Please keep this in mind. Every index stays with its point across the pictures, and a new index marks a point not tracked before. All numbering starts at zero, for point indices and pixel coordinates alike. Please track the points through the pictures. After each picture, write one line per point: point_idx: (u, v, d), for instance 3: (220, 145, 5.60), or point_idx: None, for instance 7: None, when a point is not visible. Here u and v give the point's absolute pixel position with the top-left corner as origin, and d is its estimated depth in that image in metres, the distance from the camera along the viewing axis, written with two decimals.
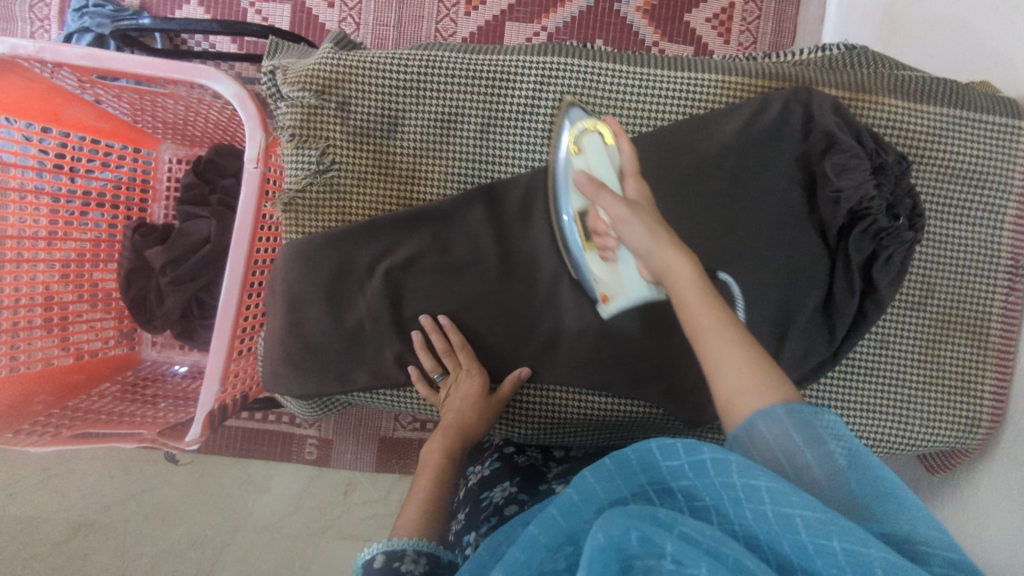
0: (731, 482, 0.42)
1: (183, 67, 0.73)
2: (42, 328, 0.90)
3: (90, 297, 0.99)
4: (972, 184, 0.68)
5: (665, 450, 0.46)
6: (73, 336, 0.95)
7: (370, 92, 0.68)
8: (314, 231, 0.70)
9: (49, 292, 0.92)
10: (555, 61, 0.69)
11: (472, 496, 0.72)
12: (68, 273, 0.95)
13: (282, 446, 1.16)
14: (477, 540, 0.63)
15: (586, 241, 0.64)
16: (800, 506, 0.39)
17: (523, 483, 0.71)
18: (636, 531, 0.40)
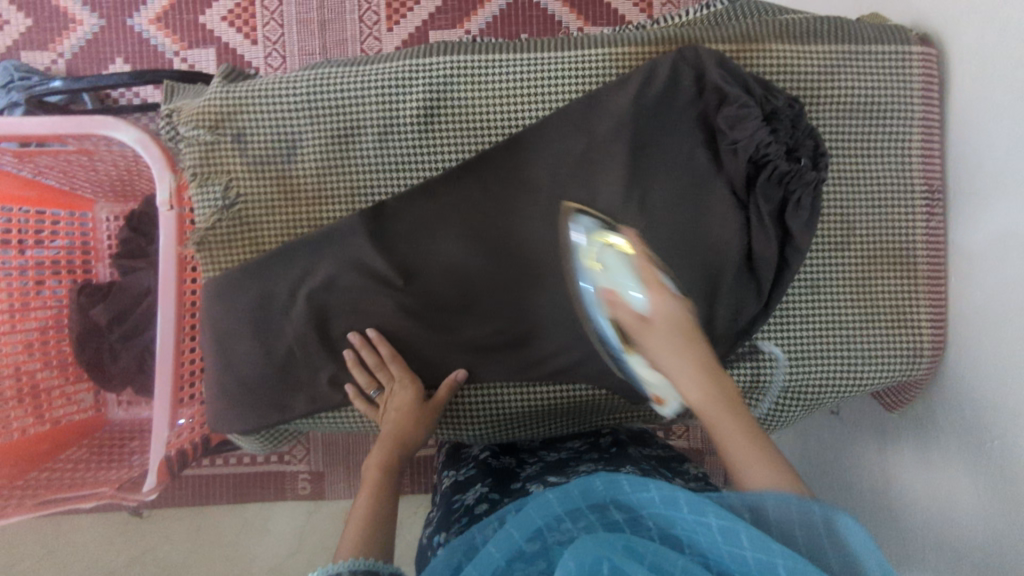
0: (705, 522, 0.45)
1: (82, 122, 0.73)
2: (16, 402, 0.92)
3: (60, 369, 0.99)
4: (872, 117, 0.69)
5: (636, 484, 0.49)
6: (51, 411, 0.97)
7: (263, 120, 0.69)
8: (230, 266, 0.71)
9: (17, 365, 0.93)
10: (441, 60, 0.69)
11: (445, 499, 0.72)
12: (31, 347, 0.95)
13: (274, 486, 1.16)
14: (447, 540, 0.63)
15: (626, 347, 0.65)
16: (779, 554, 0.42)
17: (497, 484, 0.70)
18: (608, 562, 0.44)
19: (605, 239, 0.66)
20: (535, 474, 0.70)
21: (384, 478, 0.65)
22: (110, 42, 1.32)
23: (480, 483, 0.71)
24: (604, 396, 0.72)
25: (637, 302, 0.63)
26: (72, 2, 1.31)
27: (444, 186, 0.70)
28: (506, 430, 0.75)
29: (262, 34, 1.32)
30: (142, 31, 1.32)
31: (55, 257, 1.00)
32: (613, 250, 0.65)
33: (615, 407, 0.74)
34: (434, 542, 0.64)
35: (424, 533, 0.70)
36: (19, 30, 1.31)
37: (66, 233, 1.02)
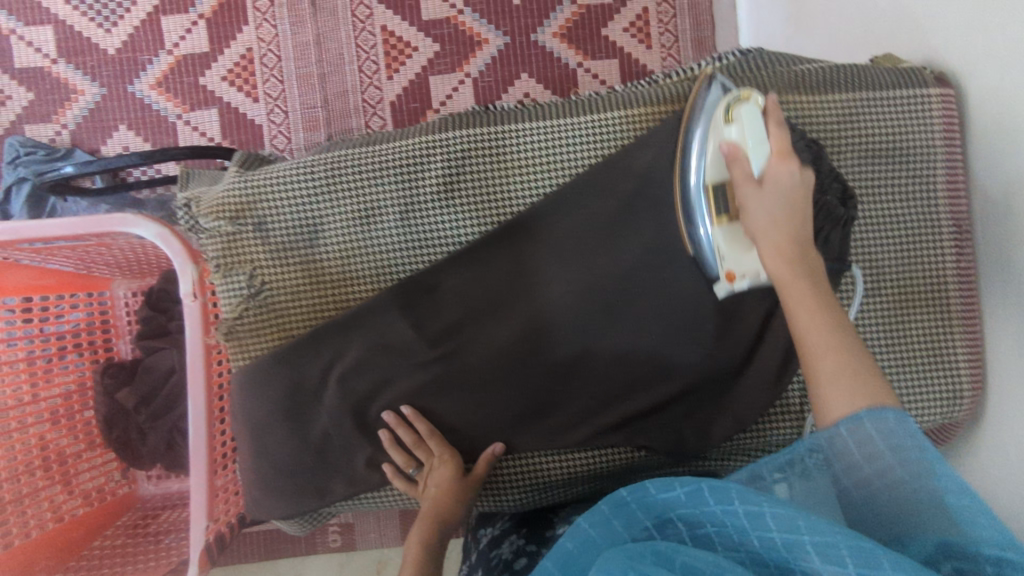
0: (733, 508, 0.44)
1: (100, 220, 0.73)
2: (44, 477, 0.91)
3: (85, 437, 0.99)
4: (891, 161, 0.69)
5: (661, 485, 0.49)
6: (76, 475, 0.96)
7: (284, 207, 0.69)
8: (259, 353, 0.70)
9: (44, 441, 0.93)
10: (458, 133, 0.69)
11: (482, 555, 0.71)
12: (58, 419, 0.95)
13: (305, 542, 1.16)
14: None
15: (716, 213, 0.60)
16: (807, 531, 0.41)
17: (530, 534, 0.72)
18: (632, 571, 0.41)
19: (745, 93, 0.59)
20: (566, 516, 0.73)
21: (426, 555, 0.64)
22: (113, 110, 1.32)
23: (514, 534, 0.72)
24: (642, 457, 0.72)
25: (755, 166, 0.57)
26: (72, 73, 1.31)
27: (469, 258, 0.70)
28: (545, 498, 0.74)
29: (263, 91, 1.33)
30: (143, 97, 1.32)
31: (74, 335, 0.99)
32: (748, 106, 0.58)
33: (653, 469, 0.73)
34: None
35: None
36: (22, 105, 1.31)
37: (85, 313, 1.02)
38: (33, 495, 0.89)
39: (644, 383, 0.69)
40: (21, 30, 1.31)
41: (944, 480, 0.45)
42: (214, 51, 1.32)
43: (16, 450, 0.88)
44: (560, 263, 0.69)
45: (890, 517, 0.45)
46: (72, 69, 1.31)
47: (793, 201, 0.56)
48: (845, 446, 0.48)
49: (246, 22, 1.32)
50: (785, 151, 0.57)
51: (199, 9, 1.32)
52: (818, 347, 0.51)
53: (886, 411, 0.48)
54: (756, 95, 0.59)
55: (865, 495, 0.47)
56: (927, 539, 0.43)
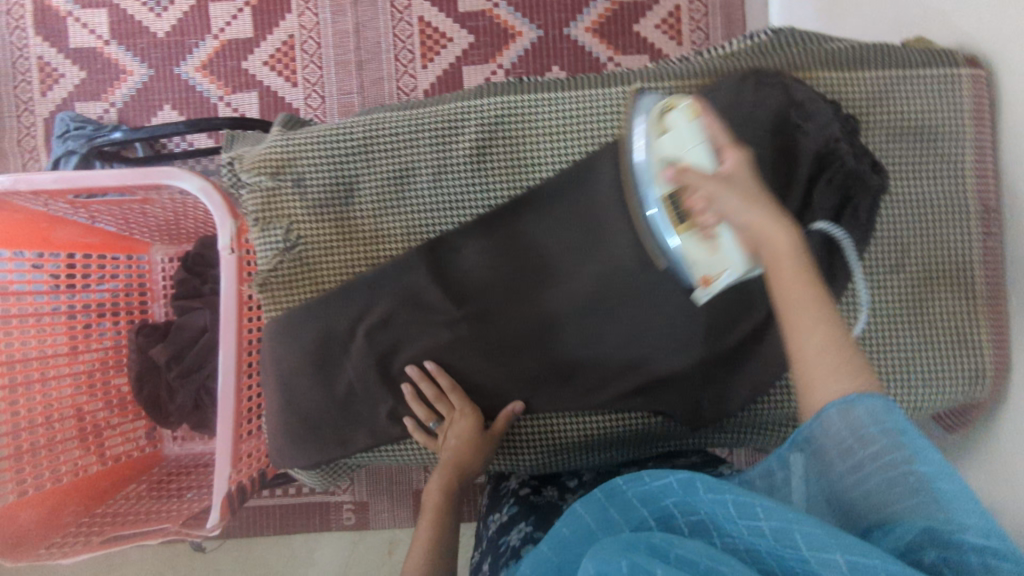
0: (723, 499, 0.45)
1: (149, 173, 0.77)
2: (78, 442, 0.95)
3: (119, 407, 1.03)
4: (923, 139, 0.69)
5: (654, 475, 0.51)
6: (108, 447, 1.00)
7: (322, 166, 0.71)
8: (291, 305, 0.72)
9: (77, 406, 0.97)
10: (492, 100, 0.71)
11: (491, 543, 0.72)
12: (94, 386, 1.00)
13: (320, 517, 1.17)
14: None
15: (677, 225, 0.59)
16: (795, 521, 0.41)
17: (538, 521, 0.72)
18: (627, 559, 0.41)
19: (669, 102, 0.60)
20: None
21: (443, 509, 0.66)
22: (159, 90, 1.38)
23: (523, 522, 0.72)
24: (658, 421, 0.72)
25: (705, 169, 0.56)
26: (123, 54, 1.38)
27: (497, 220, 0.71)
28: (559, 460, 0.75)
29: (302, 77, 1.37)
30: (188, 78, 1.38)
31: (112, 300, 1.04)
32: (676, 112, 0.59)
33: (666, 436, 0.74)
34: None
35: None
36: (74, 82, 1.38)
37: (123, 275, 1.06)
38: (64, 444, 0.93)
39: (661, 350, 0.70)
40: (78, 12, 1.38)
41: (945, 482, 0.44)
42: (258, 37, 1.38)
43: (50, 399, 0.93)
44: (584, 232, 0.71)
45: (880, 500, 0.45)
46: (123, 50, 1.38)
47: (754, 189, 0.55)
48: (836, 429, 0.48)
49: (289, 10, 1.37)
50: (728, 142, 0.57)
51: None
52: (801, 321, 0.52)
53: (885, 400, 0.47)
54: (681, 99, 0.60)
55: (855, 479, 0.47)
56: (913, 524, 0.43)
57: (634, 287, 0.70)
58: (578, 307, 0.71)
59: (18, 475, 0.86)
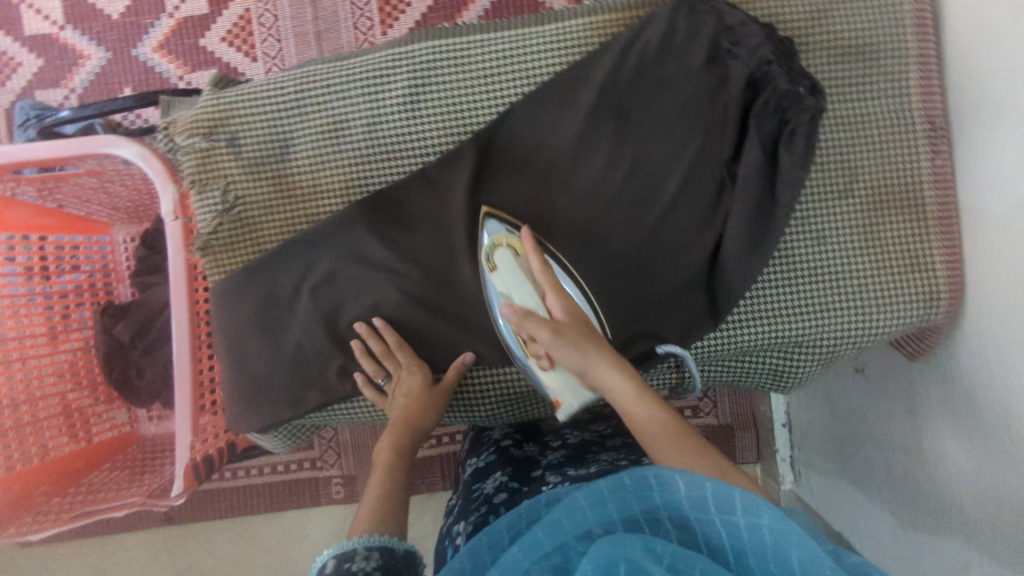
0: (732, 520, 0.43)
1: (85, 143, 0.76)
2: (50, 420, 0.95)
3: (93, 391, 1.02)
4: (862, 60, 0.68)
5: (664, 478, 0.45)
6: (95, 432, 1.02)
7: (255, 122, 0.70)
8: (235, 267, 0.71)
9: (46, 384, 0.96)
10: (422, 46, 0.69)
11: (466, 486, 0.73)
12: (63, 371, 0.99)
13: (309, 493, 1.17)
14: (465, 531, 0.64)
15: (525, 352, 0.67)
16: (796, 548, 0.40)
17: (516, 472, 0.71)
18: (628, 562, 0.42)
19: (497, 238, 0.67)
20: (556, 462, 0.71)
21: (396, 457, 0.65)
22: (118, 73, 1.36)
23: (500, 472, 0.71)
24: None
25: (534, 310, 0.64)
26: (79, 39, 1.35)
27: (437, 168, 0.70)
28: (520, 410, 0.75)
29: (261, 51, 1.35)
30: (147, 60, 1.35)
31: (76, 289, 1.03)
32: (505, 251, 0.67)
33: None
34: (453, 531, 0.66)
35: (445, 522, 0.72)
36: (32, 71, 1.36)
37: (85, 256, 1.05)
38: (35, 425, 0.93)
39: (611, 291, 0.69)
40: None
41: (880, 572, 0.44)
42: (213, 12, 1.35)
43: (17, 381, 0.92)
44: (528, 174, 0.70)
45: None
46: (79, 34, 1.35)
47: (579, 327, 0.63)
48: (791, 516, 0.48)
49: None
50: (551, 283, 0.65)
51: None
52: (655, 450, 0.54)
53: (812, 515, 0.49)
54: (508, 238, 0.67)
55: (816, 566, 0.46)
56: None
57: (582, 228, 0.69)
58: None
59: None
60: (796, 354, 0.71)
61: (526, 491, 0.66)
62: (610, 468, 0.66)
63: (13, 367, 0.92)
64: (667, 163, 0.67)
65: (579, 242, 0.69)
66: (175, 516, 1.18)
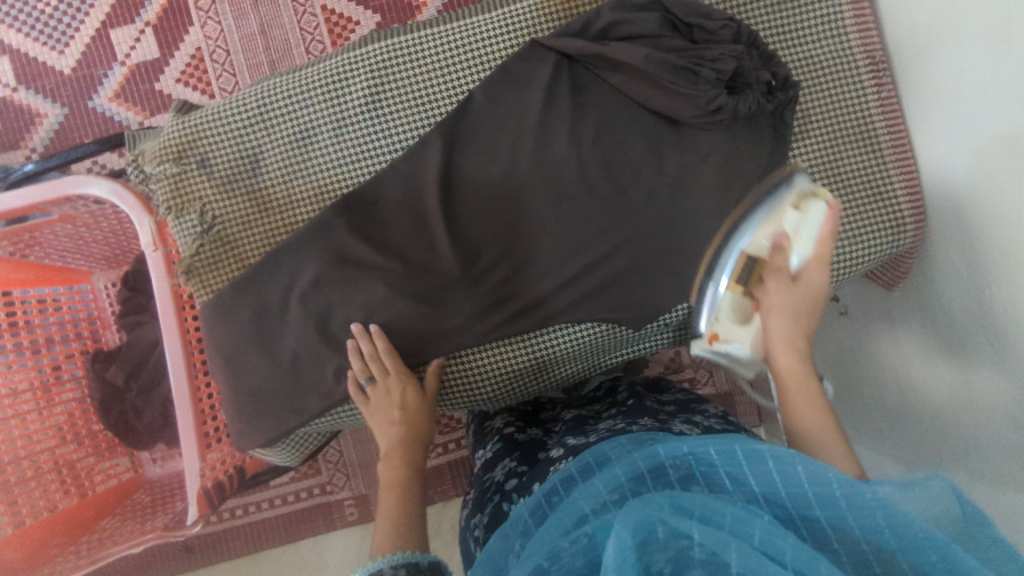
0: (741, 469, 0.46)
1: (57, 185, 0.77)
2: (53, 475, 0.94)
3: (95, 449, 1.01)
4: (800, 8, 0.72)
5: (670, 447, 0.49)
6: (92, 484, 0.99)
7: (224, 142, 0.71)
8: (220, 287, 0.72)
9: (44, 444, 0.94)
10: (379, 46, 0.71)
11: (477, 479, 0.74)
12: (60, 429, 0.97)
13: (323, 518, 1.17)
14: (485, 526, 0.65)
15: (735, 283, 0.66)
16: (803, 469, 0.44)
17: (523, 455, 0.72)
18: (663, 524, 0.42)
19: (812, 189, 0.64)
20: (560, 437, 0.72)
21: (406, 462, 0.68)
22: (77, 127, 1.36)
23: (507, 460, 0.73)
24: (597, 328, 0.74)
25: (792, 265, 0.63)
26: (34, 98, 1.35)
27: (409, 162, 0.71)
28: (516, 388, 0.77)
29: (217, 87, 1.36)
30: (104, 110, 1.36)
31: (64, 337, 1.03)
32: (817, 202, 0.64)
33: (615, 342, 0.75)
34: (471, 525, 0.68)
35: (461, 515, 0.73)
36: None
37: (68, 308, 1.04)
38: (35, 481, 0.92)
39: (592, 257, 0.71)
40: None
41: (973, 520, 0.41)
42: (165, 55, 1.36)
43: (14, 437, 0.91)
44: (497, 155, 0.71)
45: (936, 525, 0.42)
46: (33, 93, 1.35)
47: (810, 302, 0.63)
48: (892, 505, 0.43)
49: (191, 22, 1.35)
50: (817, 258, 0.63)
51: (145, 16, 1.35)
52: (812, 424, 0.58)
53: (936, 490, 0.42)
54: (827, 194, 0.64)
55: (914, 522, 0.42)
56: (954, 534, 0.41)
57: (557, 201, 0.71)
58: (505, 231, 0.71)
59: None
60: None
61: (532, 473, 0.66)
62: (606, 432, 0.67)
63: (9, 424, 0.91)
64: (629, 126, 0.70)
65: (555, 216, 0.71)
66: (191, 559, 1.17)
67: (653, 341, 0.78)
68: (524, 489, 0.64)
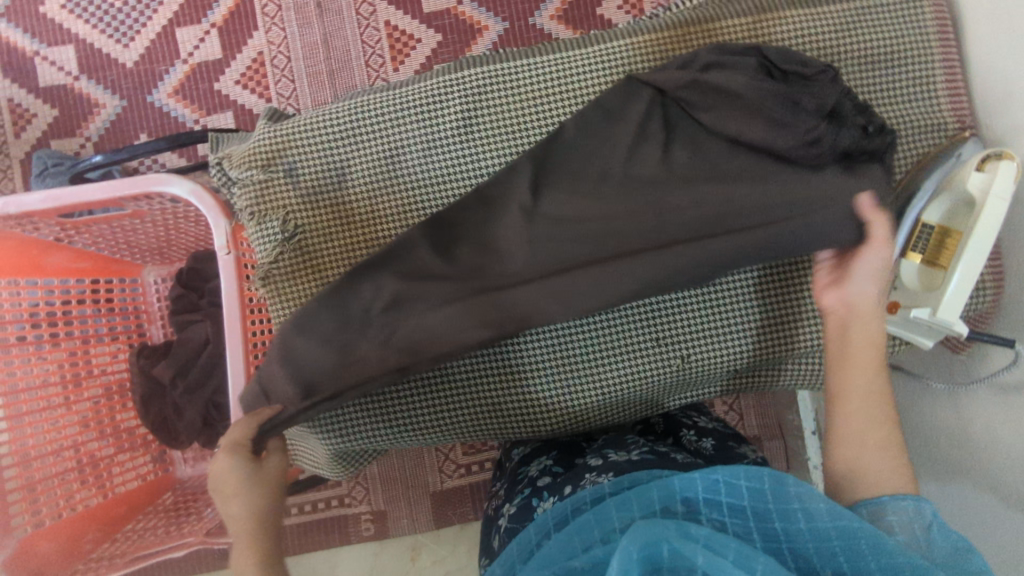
0: (741, 495, 0.51)
1: (137, 181, 0.77)
2: (76, 475, 0.91)
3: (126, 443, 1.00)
4: (894, 67, 0.73)
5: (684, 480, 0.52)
6: (112, 481, 0.96)
7: (314, 153, 0.72)
8: (295, 296, 0.71)
9: (75, 439, 0.93)
10: (475, 71, 0.72)
11: (511, 472, 0.78)
12: (90, 421, 0.96)
13: (339, 530, 1.20)
14: (510, 508, 0.69)
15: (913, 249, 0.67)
16: (795, 499, 0.50)
17: (559, 454, 0.74)
18: (668, 544, 0.45)
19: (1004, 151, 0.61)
20: (597, 445, 0.74)
21: (256, 527, 0.64)
22: (134, 120, 1.37)
23: (545, 457, 0.75)
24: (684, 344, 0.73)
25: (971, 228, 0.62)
26: (93, 88, 1.37)
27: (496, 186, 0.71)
28: (577, 421, 0.76)
29: (275, 92, 1.37)
30: (162, 105, 1.37)
31: (112, 328, 1.03)
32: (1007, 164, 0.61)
33: (682, 369, 0.74)
34: (500, 510, 0.71)
35: (491, 505, 0.77)
36: (47, 121, 1.37)
37: (119, 300, 1.05)
38: (60, 478, 0.89)
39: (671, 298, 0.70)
40: (44, 50, 1.37)
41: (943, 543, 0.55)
42: (227, 57, 1.38)
43: (41, 431, 0.89)
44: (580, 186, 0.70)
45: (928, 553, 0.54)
46: (94, 84, 1.37)
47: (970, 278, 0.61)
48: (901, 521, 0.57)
49: (256, 27, 1.37)
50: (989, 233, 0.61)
51: (212, 18, 1.37)
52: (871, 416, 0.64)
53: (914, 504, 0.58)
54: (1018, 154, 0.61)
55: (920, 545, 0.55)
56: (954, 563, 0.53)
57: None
58: (578, 254, 0.66)
59: (15, 510, 0.81)
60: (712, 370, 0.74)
61: (565, 475, 0.68)
62: (648, 453, 0.67)
63: (38, 417, 0.89)
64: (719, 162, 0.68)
65: None
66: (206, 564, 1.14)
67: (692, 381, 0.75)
68: (557, 489, 0.66)
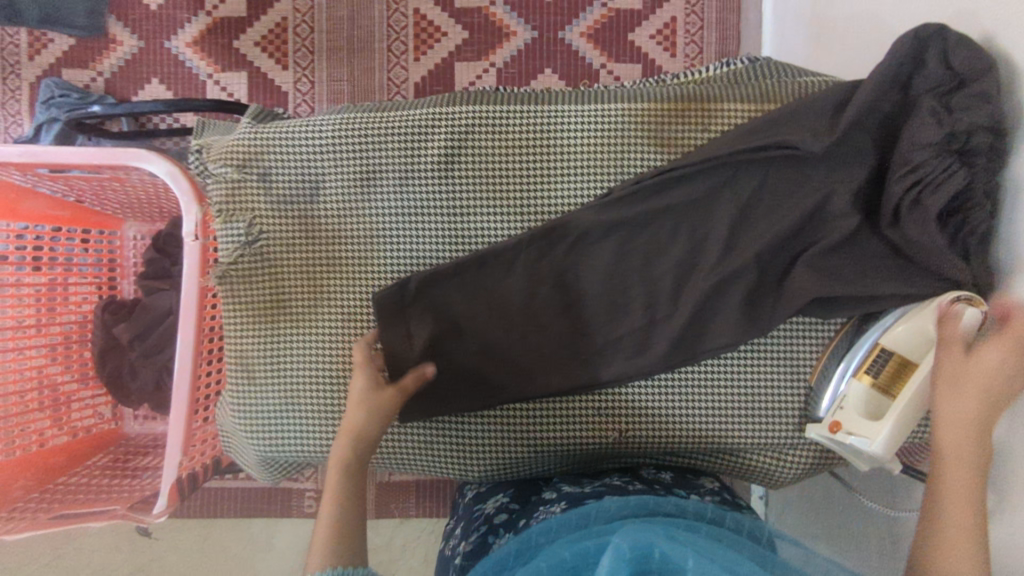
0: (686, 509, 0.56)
1: (116, 153, 0.76)
2: (38, 408, 0.94)
3: (81, 375, 1.02)
4: None
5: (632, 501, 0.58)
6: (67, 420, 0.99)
7: (290, 162, 0.71)
8: (249, 300, 0.72)
9: (42, 372, 0.96)
10: (465, 110, 0.70)
11: (467, 511, 0.77)
12: (56, 352, 0.99)
13: (282, 502, 1.14)
14: (465, 549, 0.68)
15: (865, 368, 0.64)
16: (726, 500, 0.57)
17: (517, 495, 0.75)
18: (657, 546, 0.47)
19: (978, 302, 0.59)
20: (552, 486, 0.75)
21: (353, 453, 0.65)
22: (148, 63, 1.33)
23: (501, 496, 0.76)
24: (631, 393, 0.73)
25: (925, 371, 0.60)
26: (115, 23, 1.32)
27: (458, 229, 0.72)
28: (509, 471, 0.76)
29: (292, 60, 1.32)
30: (178, 53, 1.32)
31: (85, 273, 1.04)
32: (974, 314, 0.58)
33: (634, 420, 0.73)
34: (457, 549, 0.69)
35: (446, 546, 0.75)
36: (62, 48, 1.32)
37: (94, 248, 1.05)
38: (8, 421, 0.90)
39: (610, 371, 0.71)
40: None
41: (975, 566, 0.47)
42: (251, 16, 1.32)
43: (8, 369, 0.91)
44: (534, 240, 0.70)
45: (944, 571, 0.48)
46: (114, 20, 1.32)
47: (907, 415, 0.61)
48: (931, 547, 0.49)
49: None
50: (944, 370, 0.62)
51: None
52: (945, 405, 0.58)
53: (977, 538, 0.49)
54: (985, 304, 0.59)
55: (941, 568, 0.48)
56: None
57: (579, 299, 0.71)
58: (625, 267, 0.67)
59: None
60: (673, 422, 0.73)
61: (524, 511, 0.69)
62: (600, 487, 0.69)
63: (6, 356, 0.91)
64: (667, 242, 0.69)
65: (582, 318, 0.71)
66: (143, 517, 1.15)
67: (651, 428, 0.73)
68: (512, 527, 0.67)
